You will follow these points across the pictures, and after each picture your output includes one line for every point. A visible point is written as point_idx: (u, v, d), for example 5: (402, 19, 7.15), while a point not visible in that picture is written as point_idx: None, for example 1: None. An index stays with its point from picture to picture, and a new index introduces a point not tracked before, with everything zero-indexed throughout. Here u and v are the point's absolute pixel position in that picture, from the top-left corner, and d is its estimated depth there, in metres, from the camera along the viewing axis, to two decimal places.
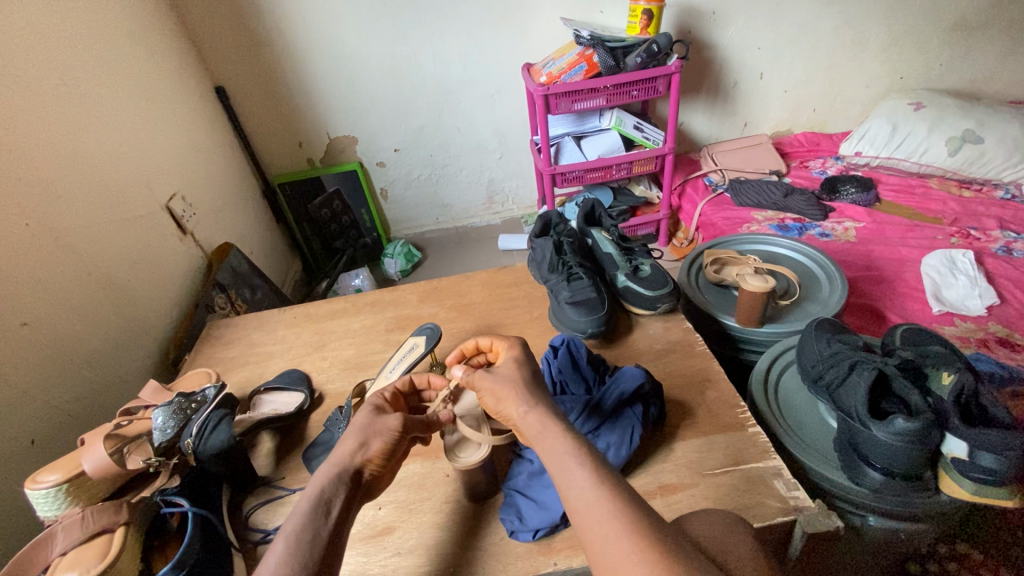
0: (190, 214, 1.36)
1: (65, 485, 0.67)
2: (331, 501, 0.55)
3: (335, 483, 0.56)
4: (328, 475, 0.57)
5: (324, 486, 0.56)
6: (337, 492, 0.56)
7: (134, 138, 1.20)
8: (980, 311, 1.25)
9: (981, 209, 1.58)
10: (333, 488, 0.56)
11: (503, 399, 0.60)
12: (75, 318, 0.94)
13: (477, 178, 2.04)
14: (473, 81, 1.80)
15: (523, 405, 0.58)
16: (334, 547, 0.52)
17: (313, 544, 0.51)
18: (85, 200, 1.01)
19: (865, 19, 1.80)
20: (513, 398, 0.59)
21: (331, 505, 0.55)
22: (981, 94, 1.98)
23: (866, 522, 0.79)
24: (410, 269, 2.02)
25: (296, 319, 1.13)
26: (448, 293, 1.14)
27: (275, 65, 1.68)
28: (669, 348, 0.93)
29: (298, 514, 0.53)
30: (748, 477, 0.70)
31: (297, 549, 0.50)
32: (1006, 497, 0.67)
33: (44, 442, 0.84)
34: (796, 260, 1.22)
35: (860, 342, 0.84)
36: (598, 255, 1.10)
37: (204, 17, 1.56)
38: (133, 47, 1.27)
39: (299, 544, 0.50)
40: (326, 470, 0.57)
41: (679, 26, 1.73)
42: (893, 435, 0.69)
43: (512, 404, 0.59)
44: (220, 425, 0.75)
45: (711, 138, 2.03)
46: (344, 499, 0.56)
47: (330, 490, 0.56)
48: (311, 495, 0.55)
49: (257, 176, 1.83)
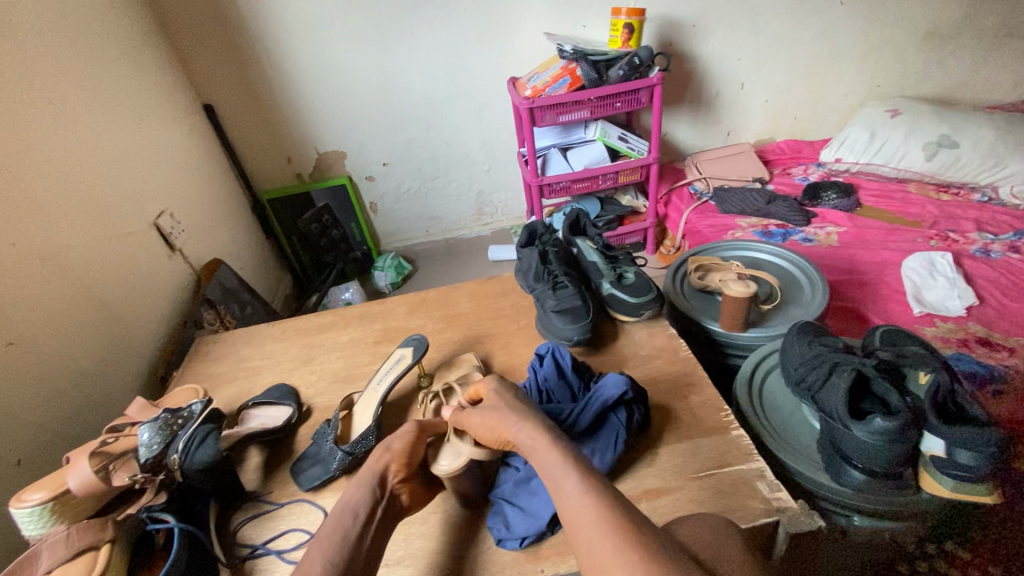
0: (179, 231, 1.37)
1: (50, 503, 0.66)
2: (357, 507, 0.60)
3: (367, 487, 0.62)
4: (360, 483, 0.62)
5: (355, 495, 0.61)
6: (367, 498, 0.61)
7: (124, 159, 1.22)
8: (959, 311, 1.27)
9: (959, 211, 1.62)
10: (363, 497, 0.61)
11: (491, 425, 0.65)
12: (61, 335, 0.93)
13: (466, 190, 2.07)
14: (460, 96, 1.83)
15: (516, 422, 0.62)
16: (361, 551, 0.56)
17: (340, 550, 0.55)
18: (75, 221, 1.02)
19: (841, 30, 1.85)
20: (502, 422, 0.63)
21: (360, 509, 0.60)
22: (955, 100, 2.03)
23: (851, 522, 0.80)
24: (400, 281, 2.03)
25: (284, 333, 1.14)
26: (436, 304, 1.15)
27: (264, 83, 1.70)
28: (654, 355, 0.94)
29: (329, 524, 0.58)
30: (733, 479, 0.71)
31: (325, 551, 0.54)
32: (982, 492, 0.68)
33: (29, 462, 0.83)
34: (779, 266, 1.24)
35: (840, 344, 0.86)
36: (583, 264, 1.10)
37: (192, 35, 1.58)
38: (122, 67, 1.29)
39: (329, 548, 0.55)
40: (360, 479, 0.63)
41: (660, 39, 1.77)
42: (872, 434, 0.70)
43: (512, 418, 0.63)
44: (205, 443, 0.74)
45: (695, 148, 2.06)
46: (372, 506, 0.60)
47: (359, 498, 0.61)
48: (342, 503, 0.60)
49: (247, 191, 1.85)
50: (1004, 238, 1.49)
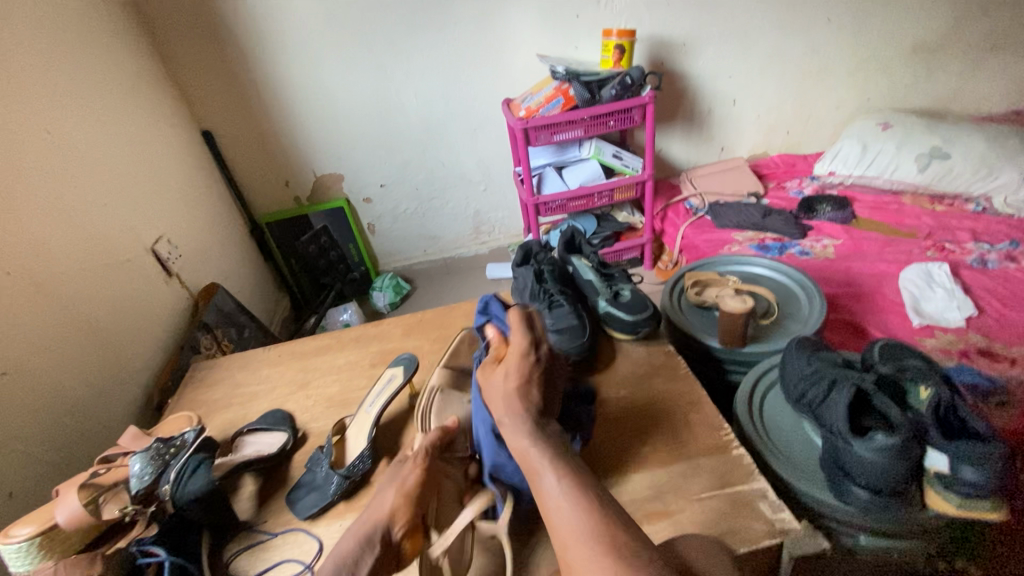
0: (176, 256, 1.37)
1: (38, 539, 0.65)
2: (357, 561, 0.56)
3: (361, 538, 0.58)
4: (356, 535, 0.59)
5: (349, 548, 0.57)
6: (365, 552, 0.57)
7: (122, 186, 1.23)
8: (959, 322, 1.27)
9: (955, 222, 1.62)
10: (361, 550, 0.57)
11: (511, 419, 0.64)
12: (56, 364, 0.93)
13: (463, 210, 2.08)
14: (456, 117, 1.85)
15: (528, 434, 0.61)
16: None
17: None
18: (71, 250, 1.02)
19: (829, 46, 1.88)
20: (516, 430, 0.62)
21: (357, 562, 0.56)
22: (947, 111, 2.06)
23: (858, 542, 0.79)
24: (399, 301, 2.03)
25: (280, 357, 1.13)
26: (433, 324, 1.14)
27: (260, 108, 1.72)
28: (651, 373, 0.93)
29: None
30: (734, 500, 0.70)
31: None
32: (989, 510, 0.67)
33: (20, 494, 0.82)
34: (775, 280, 1.23)
35: (840, 358, 0.85)
36: (579, 282, 1.09)
37: (189, 63, 1.61)
38: (120, 97, 1.31)
39: None
40: (356, 531, 0.59)
41: (651, 58, 1.80)
42: (875, 452, 0.69)
43: (511, 432, 0.63)
44: (197, 473, 0.73)
45: (690, 164, 2.08)
46: (373, 560, 0.57)
47: (357, 547, 0.57)
48: (335, 556, 0.56)
49: (245, 215, 1.86)
50: (1001, 248, 1.49)
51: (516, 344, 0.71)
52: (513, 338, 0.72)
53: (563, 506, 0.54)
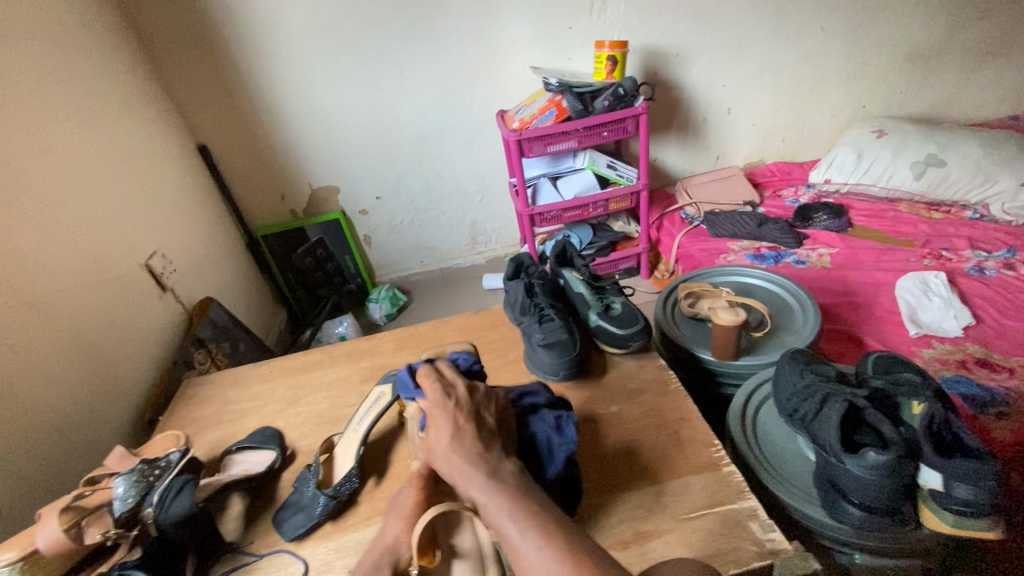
0: (170, 271, 1.37)
1: (19, 563, 0.65)
2: None
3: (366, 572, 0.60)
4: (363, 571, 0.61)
5: None
6: None
7: (116, 203, 1.23)
8: (957, 332, 1.25)
9: (952, 229, 1.62)
10: None
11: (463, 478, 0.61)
12: (46, 383, 0.92)
13: (459, 221, 2.08)
14: (451, 129, 1.86)
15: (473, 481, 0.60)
16: None
17: None
18: (63, 267, 1.02)
19: (823, 54, 1.88)
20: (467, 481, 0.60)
21: None
22: (942, 117, 2.06)
23: (853, 560, 0.77)
24: (395, 312, 2.03)
25: (272, 373, 1.12)
26: (425, 339, 1.14)
27: (257, 122, 1.73)
28: (643, 388, 0.92)
29: None
30: (724, 520, 0.69)
31: None
32: (984, 528, 0.66)
33: (7, 516, 0.81)
34: (769, 291, 1.23)
35: (832, 372, 0.84)
36: (570, 295, 1.09)
37: (186, 79, 1.62)
38: (116, 114, 1.32)
39: None
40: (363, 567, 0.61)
41: (645, 69, 1.81)
42: (866, 469, 0.68)
43: (465, 486, 0.61)
44: (181, 494, 0.72)
45: (685, 173, 2.07)
46: None
47: None
48: None
49: (242, 228, 1.86)
50: (998, 255, 1.48)
51: (432, 397, 0.69)
52: (431, 391, 0.71)
53: (533, 550, 0.52)
